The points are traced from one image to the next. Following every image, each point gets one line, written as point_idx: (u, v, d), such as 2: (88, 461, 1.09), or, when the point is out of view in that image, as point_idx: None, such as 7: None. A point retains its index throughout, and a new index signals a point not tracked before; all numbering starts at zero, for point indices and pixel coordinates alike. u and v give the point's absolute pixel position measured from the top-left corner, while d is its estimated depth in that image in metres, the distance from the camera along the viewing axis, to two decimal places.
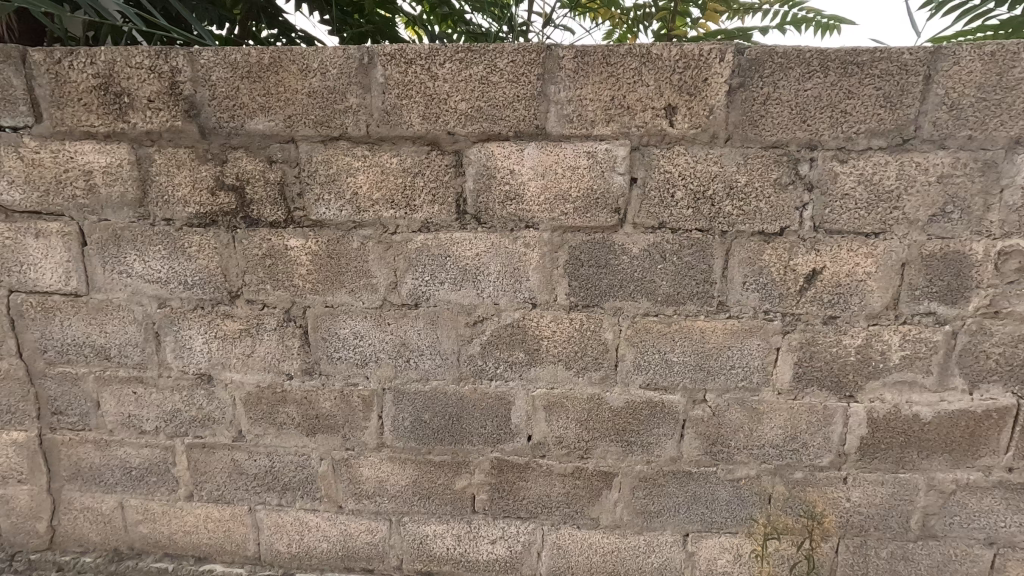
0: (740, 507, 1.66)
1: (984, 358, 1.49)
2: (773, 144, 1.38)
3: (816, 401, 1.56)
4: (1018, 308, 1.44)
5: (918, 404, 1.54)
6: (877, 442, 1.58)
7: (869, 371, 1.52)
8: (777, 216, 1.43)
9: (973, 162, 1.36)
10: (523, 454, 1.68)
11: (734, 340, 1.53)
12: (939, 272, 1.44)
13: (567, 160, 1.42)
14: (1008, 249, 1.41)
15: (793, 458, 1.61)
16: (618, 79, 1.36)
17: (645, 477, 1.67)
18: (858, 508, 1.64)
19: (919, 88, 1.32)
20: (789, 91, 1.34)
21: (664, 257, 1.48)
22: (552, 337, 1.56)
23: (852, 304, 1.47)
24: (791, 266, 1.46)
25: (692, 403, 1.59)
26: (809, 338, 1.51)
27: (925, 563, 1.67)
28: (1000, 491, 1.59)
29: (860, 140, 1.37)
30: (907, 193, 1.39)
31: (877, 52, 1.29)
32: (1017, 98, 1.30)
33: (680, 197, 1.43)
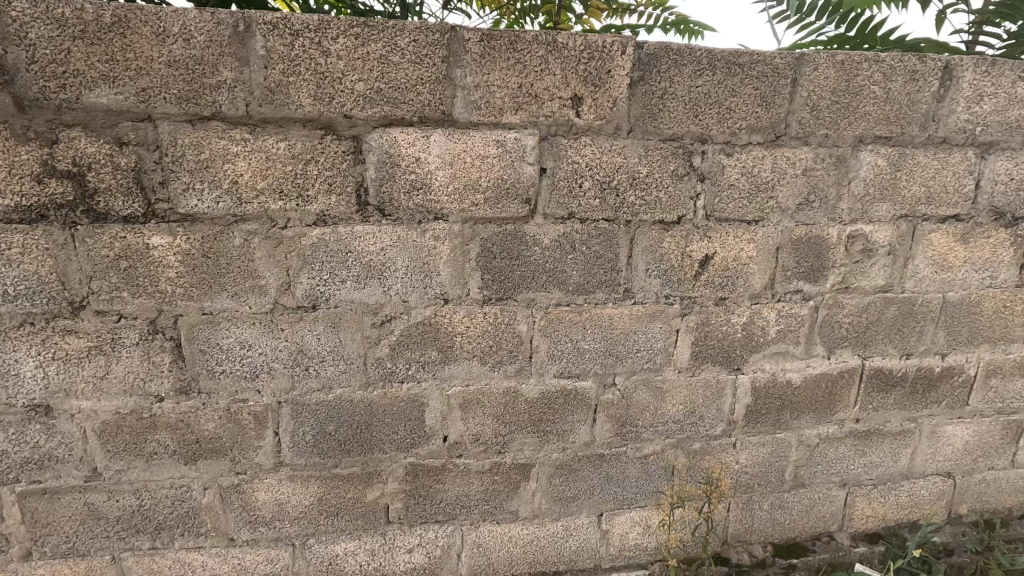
0: (648, 482, 1.76)
1: (839, 328, 1.72)
2: (670, 137, 1.45)
3: (710, 376, 1.69)
4: (863, 283, 1.68)
5: (790, 371, 1.74)
6: (759, 408, 1.76)
7: (751, 345, 1.68)
8: (674, 206, 1.51)
9: (829, 157, 1.55)
10: (439, 456, 1.61)
11: (639, 325, 1.60)
12: (805, 254, 1.62)
13: (476, 149, 1.37)
14: (856, 232, 1.63)
15: (692, 430, 1.74)
16: (525, 67, 1.33)
17: (561, 464, 1.69)
18: (745, 469, 1.82)
19: (788, 90, 1.46)
20: (683, 87, 1.41)
21: (574, 247, 1.49)
22: (465, 333, 1.51)
23: (738, 285, 1.61)
24: (687, 252, 1.56)
25: (603, 388, 1.64)
26: (703, 319, 1.63)
27: (797, 509, 1.91)
28: (851, 440, 1.86)
29: (742, 135, 1.49)
30: (780, 184, 1.54)
31: (755, 55, 1.41)
32: (861, 101, 1.50)
33: (588, 187, 1.45)
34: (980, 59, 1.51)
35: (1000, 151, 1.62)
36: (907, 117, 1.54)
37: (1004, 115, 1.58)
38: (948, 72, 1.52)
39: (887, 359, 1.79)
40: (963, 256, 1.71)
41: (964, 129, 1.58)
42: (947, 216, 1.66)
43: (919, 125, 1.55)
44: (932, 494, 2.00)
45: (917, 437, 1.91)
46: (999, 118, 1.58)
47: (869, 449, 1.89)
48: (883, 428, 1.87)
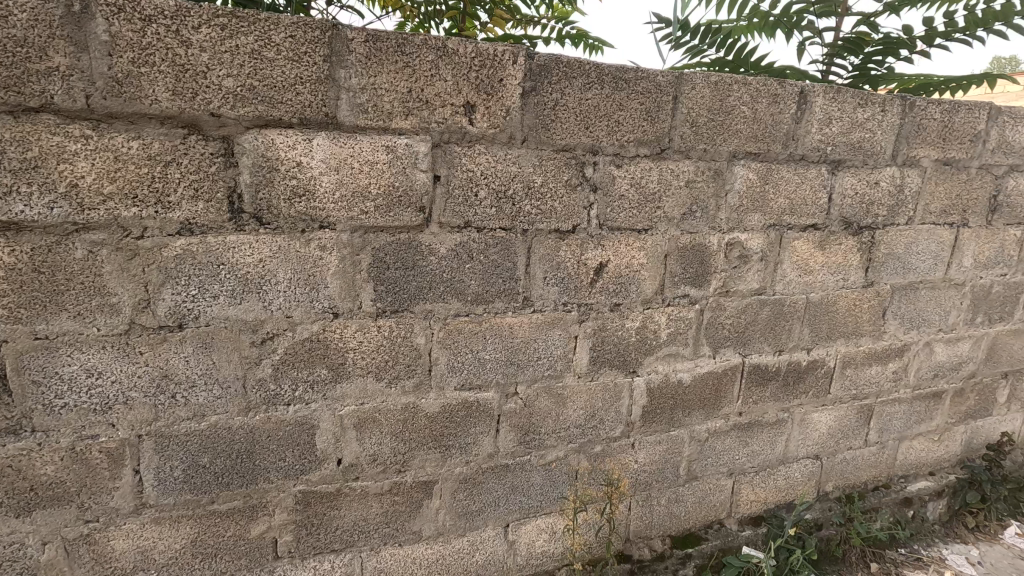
0: (552, 488, 1.77)
1: (721, 329, 1.85)
2: (563, 148, 1.48)
3: (608, 380, 1.74)
4: (741, 287, 1.82)
5: (681, 371, 1.84)
6: (655, 408, 1.84)
7: (645, 348, 1.76)
8: (569, 215, 1.54)
9: (708, 170, 1.66)
10: (333, 481, 1.51)
11: (539, 333, 1.61)
12: (690, 261, 1.73)
13: (365, 154, 1.30)
14: (733, 240, 1.76)
15: (593, 434, 1.78)
16: (415, 72, 1.29)
17: (465, 478, 1.65)
18: (643, 467, 1.89)
19: (670, 106, 1.55)
20: (574, 99, 1.44)
21: (471, 257, 1.47)
22: (358, 348, 1.43)
23: (631, 291, 1.68)
24: (583, 260, 1.59)
25: (505, 398, 1.63)
26: (600, 325, 1.67)
27: (691, 501, 2.02)
28: (735, 432, 2.01)
29: (630, 148, 1.55)
30: (666, 195, 1.63)
31: (639, 72, 1.48)
32: (733, 120, 1.63)
33: (483, 196, 1.43)
34: (828, 87, 1.71)
35: (847, 168, 1.84)
36: (772, 135, 1.69)
37: (848, 137, 1.80)
38: (804, 97, 1.70)
39: (763, 356, 1.95)
40: (821, 261, 1.91)
41: (818, 148, 1.77)
42: (808, 225, 1.85)
43: (782, 143, 1.72)
44: (804, 475, 2.21)
45: (791, 425, 2.11)
46: (845, 139, 1.80)
47: (751, 440, 2.05)
48: (761, 419, 2.04)
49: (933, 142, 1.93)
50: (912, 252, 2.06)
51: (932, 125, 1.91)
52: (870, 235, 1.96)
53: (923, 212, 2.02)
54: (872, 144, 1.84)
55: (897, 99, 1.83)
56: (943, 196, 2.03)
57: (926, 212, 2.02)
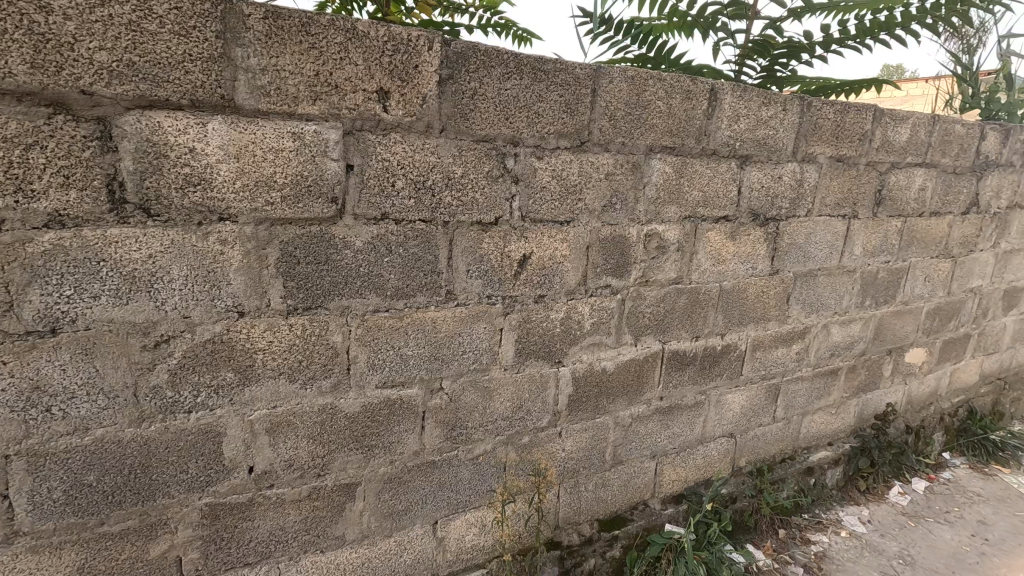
0: (480, 482, 1.76)
1: (642, 317, 1.91)
2: (482, 139, 1.46)
3: (534, 370, 1.75)
4: (659, 277, 1.89)
5: (605, 360, 1.89)
6: (580, 397, 1.87)
7: (570, 338, 1.79)
8: (491, 207, 1.52)
9: (627, 163, 1.70)
10: (244, 491, 1.41)
11: (463, 326, 1.59)
12: (611, 252, 1.77)
13: (268, 141, 1.21)
14: (651, 232, 1.82)
15: (520, 426, 1.78)
16: (322, 54, 1.21)
17: (390, 478, 1.61)
18: (571, 455, 1.93)
19: (589, 99, 1.57)
20: (492, 89, 1.43)
21: (390, 250, 1.42)
22: (268, 348, 1.34)
23: (555, 283, 1.70)
24: (506, 252, 1.58)
25: (430, 394, 1.60)
26: (525, 317, 1.68)
27: (617, 484, 2.09)
28: (657, 416, 2.09)
29: (551, 140, 1.56)
30: (587, 187, 1.65)
31: (558, 63, 1.48)
32: (649, 114, 1.68)
33: (401, 186, 1.38)
34: (735, 86, 1.80)
35: (754, 163, 1.95)
36: (685, 130, 1.76)
37: (754, 134, 1.91)
38: (714, 94, 1.78)
39: (681, 342, 2.04)
40: (732, 251, 2.02)
41: (728, 143, 1.86)
42: (719, 217, 1.95)
43: (695, 138, 1.79)
44: (720, 453, 2.34)
45: (708, 406, 2.22)
46: (751, 136, 1.90)
47: (672, 423, 2.14)
48: (681, 402, 2.14)
49: (828, 140, 2.09)
50: (812, 242, 2.23)
51: (827, 124, 2.07)
52: (775, 226, 2.10)
53: (820, 205, 2.19)
54: (775, 141, 1.96)
55: (796, 99, 1.96)
56: (837, 190, 2.21)
57: (822, 205, 2.20)
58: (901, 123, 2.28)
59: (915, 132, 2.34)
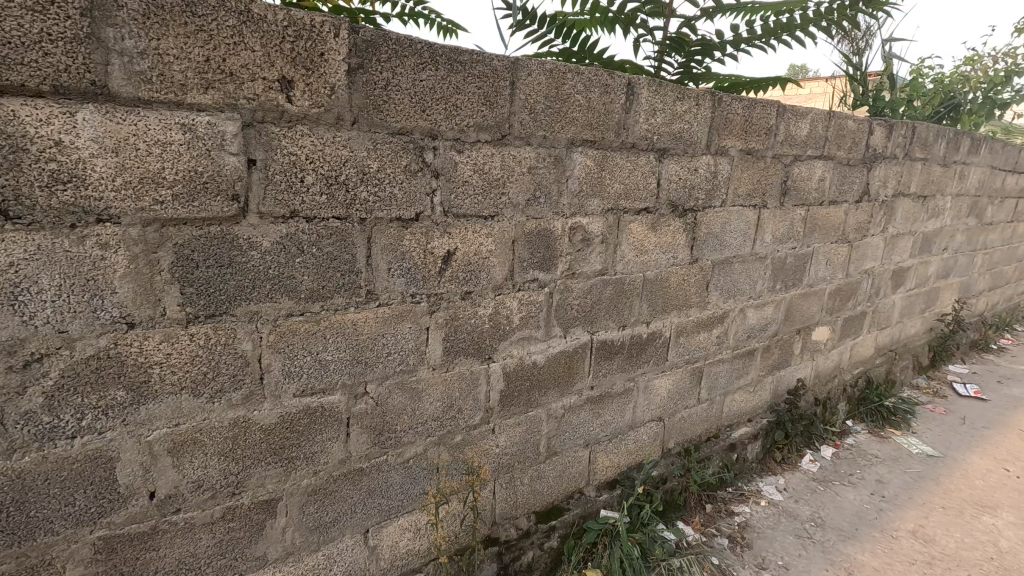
0: (412, 485, 1.72)
1: (571, 309, 1.93)
2: (398, 131, 1.40)
3: (464, 368, 1.73)
4: (585, 270, 1.92)
5: (535, 353, 1.89)
6: (512, 392, 1.87)
7: (499, 334, 1.77)
8: (410, 202, 1.47)
9: (549, 156, 1.70)
10: (145, 519, 1.28)
11: (387, 327, 1.53)
12: (537, 245, 1.77)
13: (153, 133, 1.09)
14: (576, 225, 1.84)
15: (451, 425, 1.75)
16: (212, 38, 1.11)
17: (314, 489, 1.53)
18: (505, 451, 1.92)
19: (508, 91, 1.55)
20: (407, 80, 1.37)
21: (302, 250, 1.33)
22: (166, 361, 1.22)
23: (481, 279, 1.67)
24: (429, 249, 1.54)
25: (353, 399, 1.53)
26: (452, 315, 1.64)
27: (552, 476, 2.11)
28: (589, 406, 2.13)
29: (471, 133, 1.53)
30: (509, 181, 1.64)
31: (474, 54, 1.46)
32: (569, 108, 1.69)
33: (311, 182, 1.30)
34: (651, 81, 1.86)
35: (672, 156, 2.02)
36: (605, 124, 1.79)
37: (671, 127, 1.97)
38: (631, 88, 1.82)
39: (609, 332, 2.09)
40: (654, 242, 2.09)
41: (646, 137, 1.91)
42: (641, 209, 2.01)
43: (615, 132, 1.82)
44: (650, 437, 2.43)
45: (637, 392, 2.29)
46: (668, 129, 1.97)
47: (603, 411, 2.19)
48: (611, 390, 2.19)
49: (738, 134, 2.21)
50: (727, 231, 2.35)
51: (736, 119, 2.18)
52: (692, 217, 2.19)
53: (733, 196, 2.31)
54: (690, 134, 2.04)
55: (708, 95, 2.04)
56: (747, 181, 2.34)
57: (735, 196, 2.32)
58: (802, 118, 2.45)
59: (814, 127, 2.52)
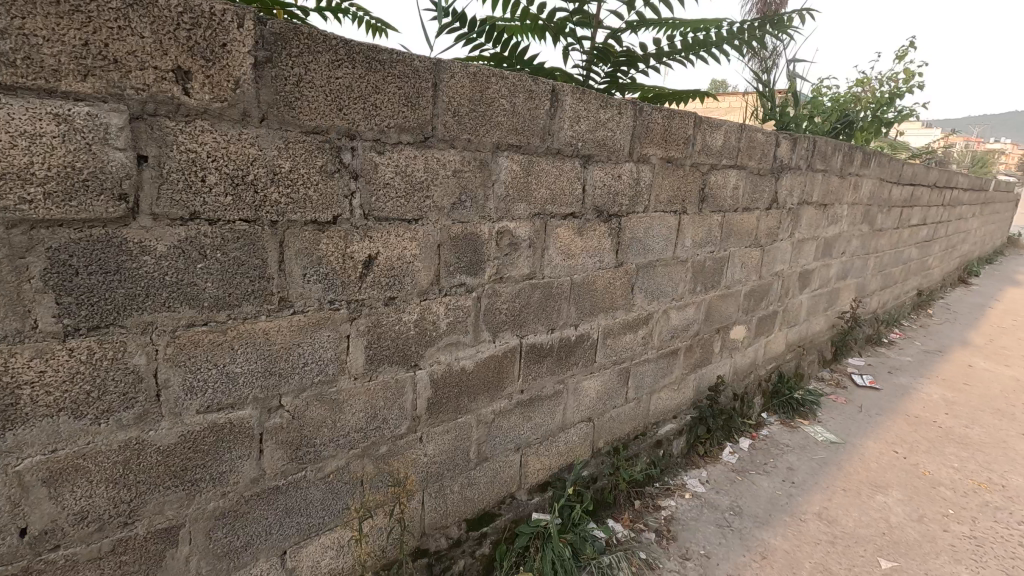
0: (333, 501, 1.64)
1: (499, 313, 1.93)
2: (313, 130, 1.34)
3: (388, 377, 1.67)
4: (513, 274, 1.92)
5: (463, 359, 1.87)
6: (440, 399, 1.83)
7: (425, 340, 1.73)
8: (327, 205, 1.41)
9: (474, 160, 1.69)
10: (15, 561, 1.13)
11: (303, 336, 1.45)
12: (463, 250, 1.75)
13: (19, 123, 0.97)
14: (503, 229, 1.84)
15: (376, 436, 1.69)
16: (92, 20, 1.01)
17: (222, 513, 1.42)
18: (433, 459, 1.88)
19: (430, 93, 1.52)
20: (321, 77, 1.31)
21: (204, 255, 1.23)
22: (39, 381, 1.08)
23: (405, 284, 1.63)
24: (349, 253, 1.48)
25: (267, 413, 1.44)
26: (374, 322, 1.59)
27: (483, 482, 2.09)
28: (519, 409, 2.13)
29: (392, 134, 1.48)
30: (434, 184, 1.61)
31: (394, 54, 1.42)
32: (494, 112, 1.69)
33: (214, 181, 1.21)
34: (574, 88, 1.89)
35: (596, 163, 2.07)
36: (530, 129, 1.81)
37: (594, 134, 2.02)
38: (556, 95, 1.85)
39: (537, 335, 2.10)
40: (580, 246, 2.13)
41: (571, 143, 1.95)
42: (567, 214, 2.04)
43: (540, 137, 1.84)
44: (580, 437, 2.47)
45: (566, 394, 2.33)
46: (592, 136, 2.02)
47: (534, 414, 2.20)
48: (541, 393, 2.21)
49: (658, 143, 2.30)
50: (650, 236, 2.44)
51: (657, 128, 2.27)
52: (617, 222, 2.26)
53: (655, 202, 2.40)
54: (613, 142, 2.10)
55: (629, 104, 2.12)
56: (668, 188, 2.45)
57: (657, 202, 2.41)
58: (716, 129, 2.59)
59: (728, 138, 2.68)
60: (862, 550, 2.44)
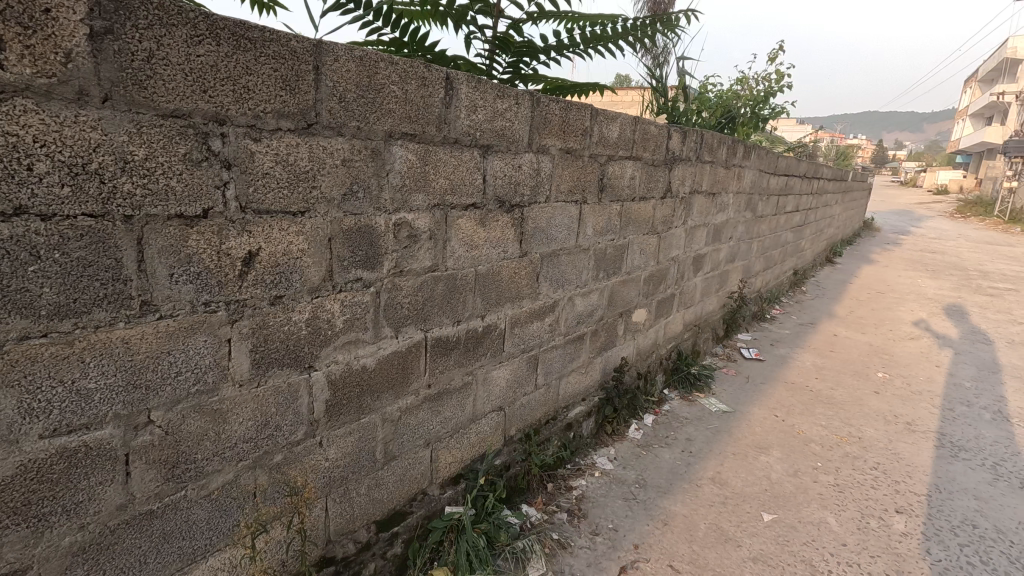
0: (222, 520, 1.51)
1: (400, 309, 1.87)
2: (172, 113, 1.20)
3: (280, 381, 1.56)
4: (413, 267, 1.87)
5: (363, 357, 1.79)
6: (340, 400, 1.75)
7: (320, 340, 1.64)
8: (195, 196, 1.27)
9: (365, 149, 1.61)
10: None
11: (174, 343, 1.31)
12: (358, 243, 1.67)
13: None
14: (400, 221, 1.78)
15: (268, 445, 1.58)
16: None
17: (83, 547, 1.25)
18: (336, 463, 1.80)
19: (311, 76, 1.43)
20: (178, 53, 1.18)
21: (38, 256, 1.07)
22: None
23: (293, 281, 1.52)
24: (224, 250, 1.35)
25: (132, 431, 1.28)
26: (259, 324, 1.47)
27: (392, 481, 2.03)
28: (427, 405, 2.09)
29: (269, 120, 1.37)
30: (321, 174, 1.52)
31: (266, 32, 1.30)
32: (384, 99, 1.62)
33: (45, 170, 1.05)
34: (470, 77, 1.86)
35: (495, 152, 2.07)
36: (424, 117, 1.76)
37: (492, 124, 2.01)
38: (450, 83, 1.81)
39: (443, 329, 2.07)
40: (483, 237, 2.12)
41: (468, 133, 1.93)
42: (468, 205, 2.02)
43: (436, 126, 1.80)
44: (492, 427, 2.48)
45: (476, 385, 2.32)
46: (490, 127, 2.01)
47: (442, 408, 2.17)
48: (449, 387, 2.18)
49: (557, 134, 2.34)
50: (552, 225, 2.50)
51: (554, 119, 2.31)
52: (519, 212, 2.28)
53: (556, 192, 2.45)
54: (512, 132, 2.11)
55: (527, 94, 2.13)
56: (568, 178, 2.51)
57: (558, 192, 2.46)
58: (612, 121, 2.69)
59: (623, 130, 2.79)
60: (749, 507, 2.70)
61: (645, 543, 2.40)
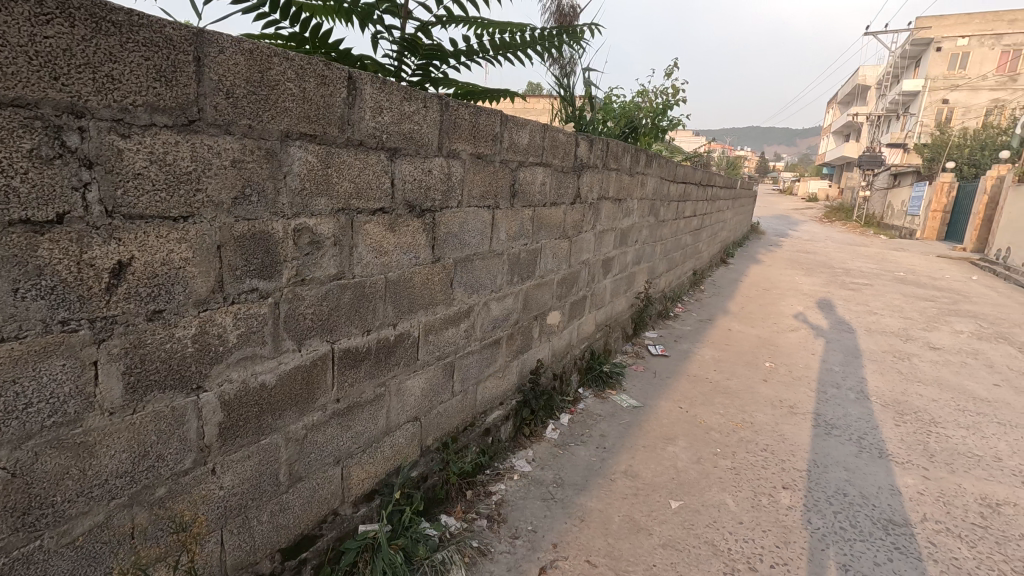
0: (90, 568, 1.32)
1: (302, 320, 1.76)
2: (11, 102, 1.03)
3: (161, 406, 1.40)
4: (316, 276, 1.77)
5: (261, 373, 1.66)
6: (234, 422, 1.60)
7: (209, 358, 1.49)
8: (46, 199, 1.10)
9: (258, 149, 1.49)
10: None
11: (21, 370, 1.12)
12: (252, 251, 1.54)
13: None
14: (300, 226, 1.67)
15: (147, 478, 1.41)
16: None
17: None
18: (232, 491, 1.64)
19: (191, 68, 1.30)
20: (18, 33, 1.02)
21: None
22: None
23: (175, 294, 1.37)
24: (87, 260, 1.18)
25: None
26: (134, 342, 1.31)
27: (299, 504, 1.90)
28: (335, 420, 1.98)
29: (140, 114, 1.22)
30: (206, 175, 1.38)
31: (134, 16, 1.16)
32: (279, 96, 1.52)
33: None
34: (374, 77, 1.80)
35: (403, 156, 2.01)
36: (325, 117, 1.67)
37: (399, 127, 1.96)
38: (353, 83, 1.73)
39: (351, 339, 1.97)
40: (392, 242, 2.06)
41: (374, 135, 1.86)
42: (375, 209, 1.94)
43: (338, 127, 1.72)
44: (407, 438, 2.41)
45: (388, 396, 2.24)
46: (397, 129, 1.95)
47: (353, 422, 2.07)
48: (360, 399, 2.08)
49: (467, 139, 2.33)
50: (464, 231, 2.48)
51: (464, 124, 2.30)
52: (430, 217, 2.24)
53: (468, 197, 2.44)
54: (420, 135, 2.07)
55: (435, 98, 2.10)
56: (480, 183, 2.50)
57: (470, 197, 2.45)
58: (522, 128, 2.74)
59: (533, 137, 2.85)
60: (658, 496, 2.85)
61: (563, 541, 2.45)
